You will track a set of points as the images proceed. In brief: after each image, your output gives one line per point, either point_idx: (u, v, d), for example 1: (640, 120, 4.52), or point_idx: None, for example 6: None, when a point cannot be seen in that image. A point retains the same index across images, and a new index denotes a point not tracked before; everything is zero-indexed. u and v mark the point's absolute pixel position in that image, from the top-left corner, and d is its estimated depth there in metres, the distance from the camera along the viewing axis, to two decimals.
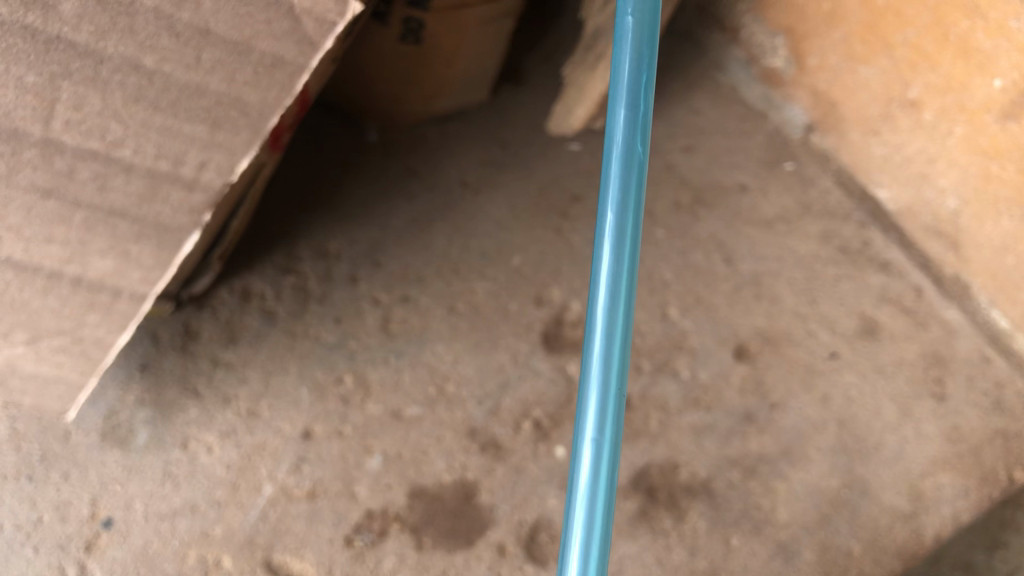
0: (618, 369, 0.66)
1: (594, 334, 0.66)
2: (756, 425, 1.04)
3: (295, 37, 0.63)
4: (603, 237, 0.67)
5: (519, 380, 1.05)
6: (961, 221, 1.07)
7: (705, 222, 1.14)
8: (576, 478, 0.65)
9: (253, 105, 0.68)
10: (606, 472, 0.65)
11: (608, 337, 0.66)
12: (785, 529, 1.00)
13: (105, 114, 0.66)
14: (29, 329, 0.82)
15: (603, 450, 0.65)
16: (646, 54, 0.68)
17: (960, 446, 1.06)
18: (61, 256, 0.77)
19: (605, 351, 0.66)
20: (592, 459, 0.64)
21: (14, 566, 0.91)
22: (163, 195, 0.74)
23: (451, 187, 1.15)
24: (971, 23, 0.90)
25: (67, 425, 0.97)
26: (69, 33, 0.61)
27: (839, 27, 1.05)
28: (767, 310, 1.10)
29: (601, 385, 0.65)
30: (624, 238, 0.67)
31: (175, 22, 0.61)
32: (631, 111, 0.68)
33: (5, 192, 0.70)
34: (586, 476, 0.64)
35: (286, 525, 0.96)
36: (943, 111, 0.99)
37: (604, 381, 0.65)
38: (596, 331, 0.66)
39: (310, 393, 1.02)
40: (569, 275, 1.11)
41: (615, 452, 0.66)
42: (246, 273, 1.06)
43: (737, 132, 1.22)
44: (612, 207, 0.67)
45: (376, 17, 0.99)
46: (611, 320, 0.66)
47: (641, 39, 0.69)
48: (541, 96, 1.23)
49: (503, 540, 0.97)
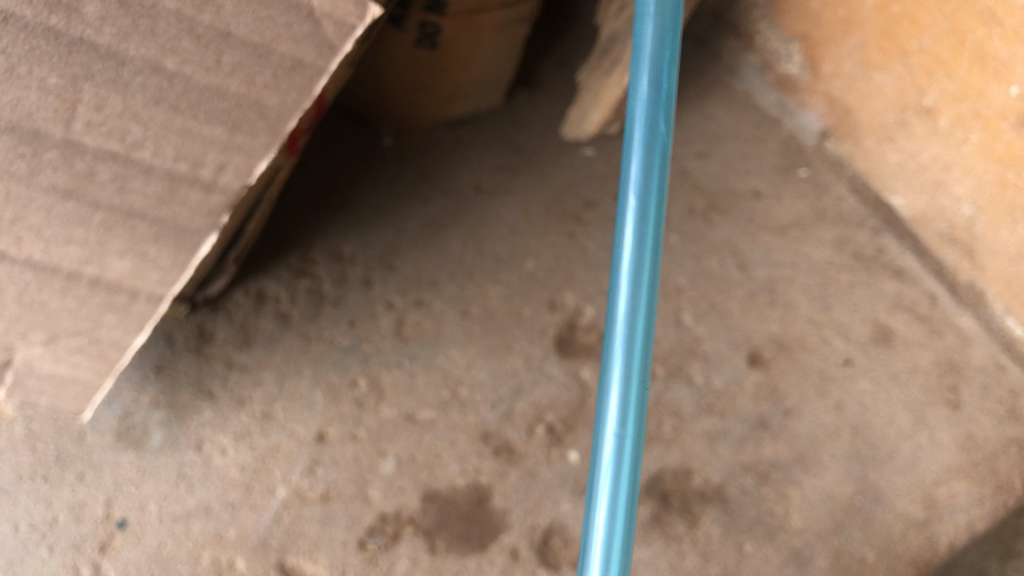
0: (641, 357, 0.66)
1: (617, 325, 0.66)
2: (770, 431, 1.04)
3: (315, 40, 0.63)
4: (626, 222, 0.67)
5: (532, 384, 1.05)
6: (977, 228, 1.07)
7: (719, 228, 1.14)
8: (599, 465, 0.65)
9: (272, 108, 0.68)
10: (630, 462, 0.65)
11: (630, 326, 0.66)
12: (798, 536, 0.99)
13: (126, 116, 0.67)
14: (47, 329, 0.83)
15: (626, 441, 0.65)
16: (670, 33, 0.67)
17: (975, 454, 1.05)
18: (80, 257, 0.78)
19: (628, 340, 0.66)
20: (614, 450, 0.65)
21: (28, 565, 0.91)
22: (181, 197, 0.74)
23: (466, 192, 1.16)
24: (988, 30, 0.90)
25: (82, 426, 0.98)
26: (92, 35, 0.61)
27: (855, 34, 1.05)
28: (780, 316, 1.10)
29: (624, 374, 0.65)
30: (646, 224, 0.66)
31: (196, 24, 0.62)
32: (653, 91, 0.67)
33: (26, 192, 0.71)
34: (609, 465, 0.65)
35: (299, 527, 0.96)
36: (959, 118, 0.99)
37: (627, 370, 0.65)
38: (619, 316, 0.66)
39: (323, 396, 1.02)
40: (583, 280, 1.11)
41: (639, 440, 0.66)
42: (261, 275, 1.07)
43: (751, 138, 1.22)
44: (634, 192, 0.66)
45: (393, 21, 1.00)
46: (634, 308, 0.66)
47: (663, 15, 0.67)
48: (555, 102, 1.23)
49: (516, 544, 0.97)
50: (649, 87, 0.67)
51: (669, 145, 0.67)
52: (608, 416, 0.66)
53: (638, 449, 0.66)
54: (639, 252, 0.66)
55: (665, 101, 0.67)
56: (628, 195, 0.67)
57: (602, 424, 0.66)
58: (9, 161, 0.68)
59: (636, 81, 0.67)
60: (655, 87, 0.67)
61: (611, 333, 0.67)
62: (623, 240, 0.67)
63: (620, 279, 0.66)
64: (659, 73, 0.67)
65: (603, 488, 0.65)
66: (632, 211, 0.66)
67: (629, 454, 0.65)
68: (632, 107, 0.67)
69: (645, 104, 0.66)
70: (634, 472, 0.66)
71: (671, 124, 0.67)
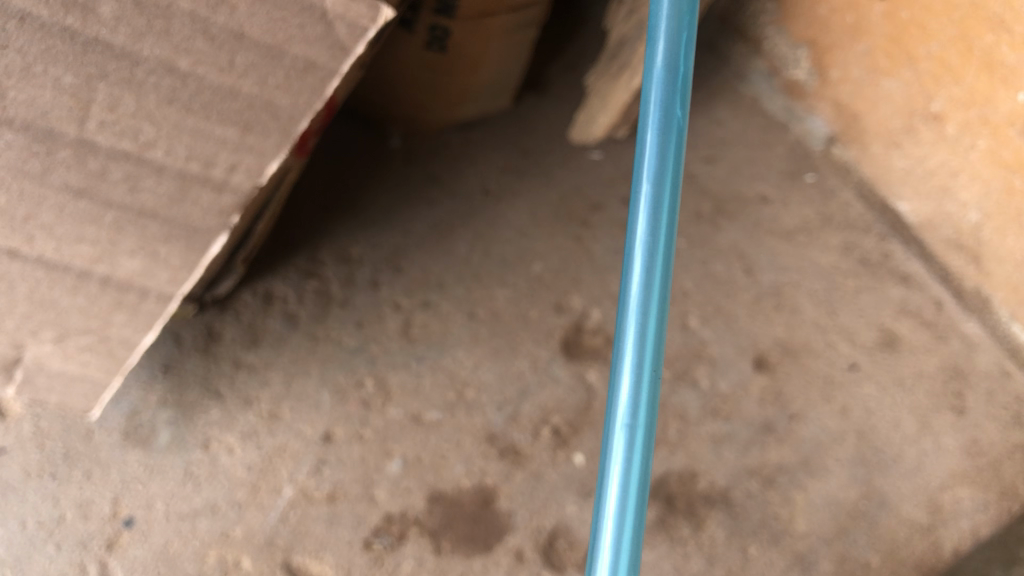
0: (653, 347, 0.67)
1: (629, 315, 0.67)
2: (775, 435, 1.04)
3: (328, 41, 0.64)
4: (639, 208, 0.67)
5: (538, 386, 1.05)
6: (983, 234, 1.07)
7: (725, 232, 1.15)
8: (611, 448, 0.66)
9: (284, 109, 0.68)
10: (642, 449, 0.66)
11: (643, 315, 0.66)
12: (803, 540, 1.00)
13: (139, 116, 0.67)
14: (57, 327, 0.83)
15: (639, 424, 0.66)
16: (686, 18, 0.68)
17: (979, 460, 1.05)
18: (91, 255, 0.78)
19: (641, 329, 0.66)
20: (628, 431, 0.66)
21: (35, 563, 0.92)
22: (192, 197, 0.74)
23: (474, 194, 1.16)
24: (996, 36, 0.90)
25: (90, 424, 0.98)
26: (107, 35, 0.62)
27: (863, 40, 1.06)
28: (786, 321, 1.10)
29: (636, 362, 0.66)
30: (660, 211, 0.67)
31: (210, 25, 0.62)
32: (670, 77, 0.67)
33: (38, 191, 0.71)
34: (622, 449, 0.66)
35: (305, 527, 0.96)
36: (966, 124, 1.00)
37: (639, 355, 0.66)
38: (632, 300, 0.67)
39: (330, 396, 1.02)
40: (590, 283, 1.12)
41: (651, 425, 0.67)
42: (270, 276, 1.07)
43: (758, 143, 1.22)
44: (648, 178, 0.67)
45: (403, 24, 1.00)
46: (647, 295, 0.66)
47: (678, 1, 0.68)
48: (563, 105, 1.24)
49: (521, 546, 0.97)
50: (664, 72, 0.68)
51: (683, 132, 0.68)
52: (620, 403, 0.66)
53: (649, 437, 0.67)
54: (654, 237, 0.67)
55: (681, 87, 0.68)
56: (642, 181, 0.67)
57: (613, 410, 0.67)
58: (22, 159, 0.69)
59: (652, 63, 0.68)
60: (671, 73, 0.67)
61: (624, 320, 0.67)
62: (637, 227, 0.67)
63: (633, 266, 0.67)
64: (675, 58, 0.68)
65: (616, 471, 0.66)
66: (646, 197, 0.67)
67: (641, 438, 0.66)
68: (646, 93, 0.68)
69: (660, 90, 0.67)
70: (646, 456, 0.67)
71: (685, 110, 0.68)
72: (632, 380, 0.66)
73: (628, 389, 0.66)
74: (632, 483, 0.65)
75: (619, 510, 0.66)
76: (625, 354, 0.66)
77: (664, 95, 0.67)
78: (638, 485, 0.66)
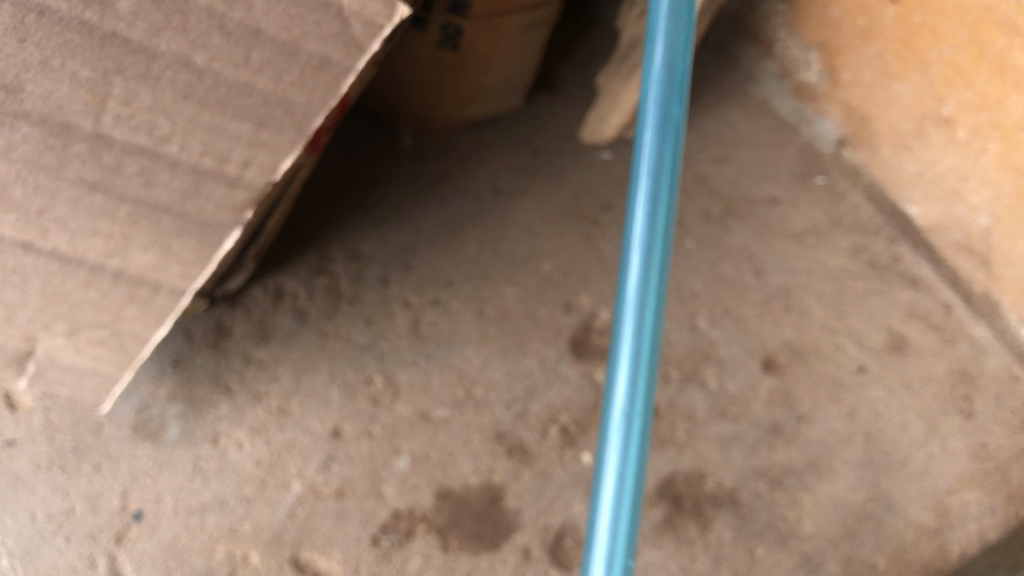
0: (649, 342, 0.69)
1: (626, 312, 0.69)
2: (782, 437, 1.04)
3: (343, 38, 0.64)
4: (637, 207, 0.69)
5: (546, 385, 1.05)
6: (993, 238, 1.07)
7: (735, 233, 1.15)
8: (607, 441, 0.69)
9: (299, 105, 0.69)
10: (637, 441, 0.69)
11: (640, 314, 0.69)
12: (809, 542, 1.00)
13: (154, 111, 0.67)
14: (69, 321, 0.84)
15: (636, 418, 0.69)
16: (685, 15, 0.68)
17: (988, 464, 1.05)
18: (104, 249, 0.78)
19: (637, 328, 0.68)
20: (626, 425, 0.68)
21: (45, 555, 0.93)
22: (207, 192, 0.75)
23: (483, 193, 1.16)
24: (1009, 40, 0.90)
25: (100, 417, 0.99)
26: (124, 30, 0.62)
27: (874, 43, 1.06)
28: (795, 322, 1.10)
29: (632, 359, 0.69)
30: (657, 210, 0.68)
31: (226, 21, 0.62)
32: (667, 74, 0.68)
33: (53, 184, 0.72)
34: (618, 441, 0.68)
35: (313, 522, 0.97)
36: (977, 128, 0.99)
37: (636, 352, 0.69)
38: (630, 298, 0.69)
39: (339, 392, 1.03)
40: (599, 282, 1.12)
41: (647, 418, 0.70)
42: (280, 273, 1.08)
43: (769, 145, 1.22)
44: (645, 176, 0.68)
45: (416, 23, 1.01)
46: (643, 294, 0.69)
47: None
48: (574, 105, 1.24)
49: (529, 544, 0.97)
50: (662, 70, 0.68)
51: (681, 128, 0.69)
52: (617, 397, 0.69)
53: (645, 432, 0.70)
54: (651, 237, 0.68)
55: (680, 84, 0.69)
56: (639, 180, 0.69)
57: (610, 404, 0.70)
58: (38, 153, 0.69)
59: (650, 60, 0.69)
60: (669, 71, 0.68)
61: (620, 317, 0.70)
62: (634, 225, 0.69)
63: (631, 266, 0.69)
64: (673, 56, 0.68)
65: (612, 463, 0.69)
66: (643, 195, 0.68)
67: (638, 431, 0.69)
68: (645, 90, 0.69)
69: (658, 89, 0.68)
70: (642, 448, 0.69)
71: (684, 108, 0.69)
72: (628, 375, 0.69)
73: (623, 383, 0.68)
74: (627, 475, 0.68)
75: (614, 500, 0.69)
76: (622, 350, 0.69)
77: (661, 95, 0.68)
78: (633, 476, 0.69)
